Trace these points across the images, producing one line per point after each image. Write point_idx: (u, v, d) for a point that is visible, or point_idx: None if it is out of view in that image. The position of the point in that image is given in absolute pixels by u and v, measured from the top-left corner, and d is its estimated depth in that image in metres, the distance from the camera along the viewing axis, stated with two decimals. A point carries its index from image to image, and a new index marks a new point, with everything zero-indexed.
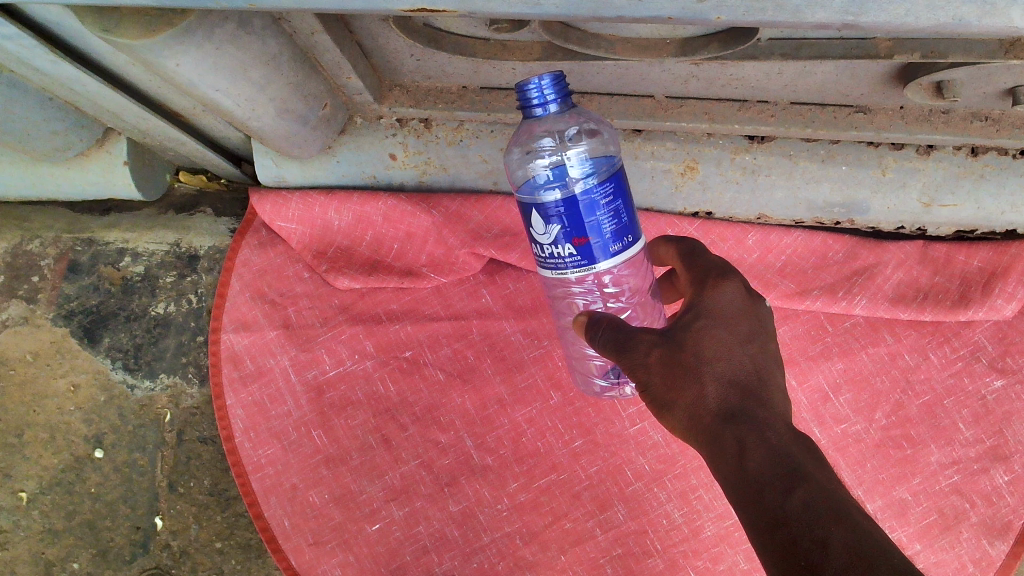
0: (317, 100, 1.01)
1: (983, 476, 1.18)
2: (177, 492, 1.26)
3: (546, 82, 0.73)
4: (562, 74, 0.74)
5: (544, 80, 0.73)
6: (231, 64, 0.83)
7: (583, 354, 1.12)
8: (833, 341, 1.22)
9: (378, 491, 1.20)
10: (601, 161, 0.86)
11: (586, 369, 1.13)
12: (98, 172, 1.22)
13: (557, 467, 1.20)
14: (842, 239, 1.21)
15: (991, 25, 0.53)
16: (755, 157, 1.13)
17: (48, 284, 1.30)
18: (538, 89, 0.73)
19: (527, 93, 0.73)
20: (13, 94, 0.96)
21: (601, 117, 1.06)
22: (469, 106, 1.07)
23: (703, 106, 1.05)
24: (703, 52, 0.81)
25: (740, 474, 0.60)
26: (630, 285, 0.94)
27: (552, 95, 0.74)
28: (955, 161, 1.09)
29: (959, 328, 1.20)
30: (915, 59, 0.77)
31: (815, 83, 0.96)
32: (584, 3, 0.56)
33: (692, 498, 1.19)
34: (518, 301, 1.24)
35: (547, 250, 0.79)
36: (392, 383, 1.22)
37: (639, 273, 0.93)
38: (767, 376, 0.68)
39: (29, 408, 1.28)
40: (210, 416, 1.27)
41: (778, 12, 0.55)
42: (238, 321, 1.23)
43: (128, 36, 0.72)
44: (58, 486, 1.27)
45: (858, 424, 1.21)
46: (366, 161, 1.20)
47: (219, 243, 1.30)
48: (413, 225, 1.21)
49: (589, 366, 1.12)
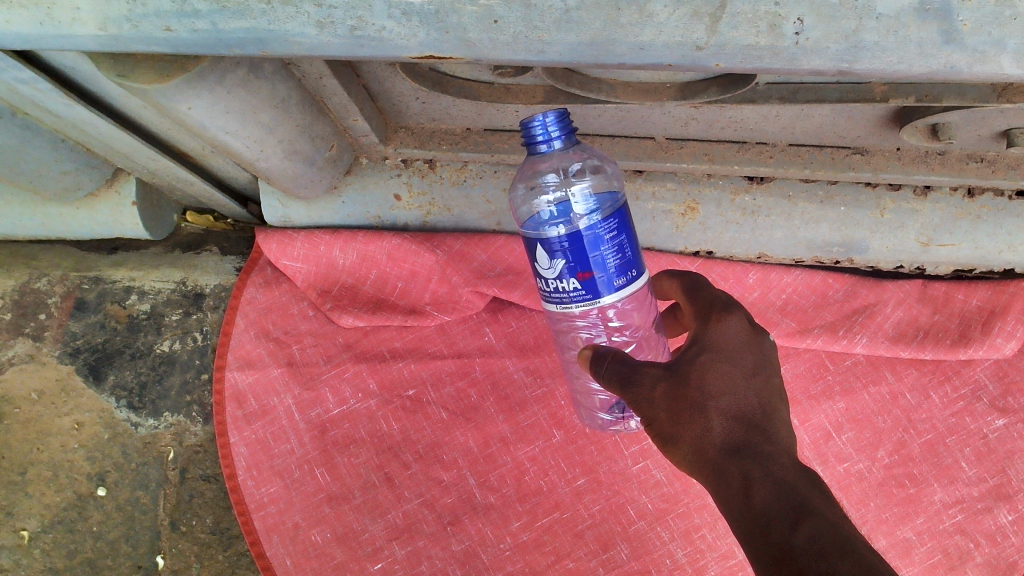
0: (324, 141, 1.03)
1: (988, 516, 1.17)
2: (179, 530, 1.26)
3: (550, 119, 0.75)
4: (566, 112, 0.76)
5: (548, 118, 0.74)
6: (242, 107, 0.85)
7: (587, 389, 1.13)
8: (834, 379, 1.23)
9: (380, 530, 1.19)
10: (604, 197, 0.88)
11: (591, 404, 1.13)
12: (106, 212, 1.24)
13: (559, 505, 1.20)
14: (841, 278, 1.22)
15: (982, 72, 0.55)
16: (755, 197, 1.15)
17: (54, 322, 1.31)
18: (543, 127, 0.75)
19: (531, 130, 0.75)
20: (27, 136, 0.97)
21: (604, 154, 1.08)
22: (472, 147, 1.09)
23: (703, 147, 1.07)
24: (702, 96, 0.83)
25: (747, 508, 0.61)
26: (635, 320, 0.95)
27: (556, 132, 0.75)
28: (953, 202, 1.11)
29: (959, 367, 1.20)
30: (910, 103, 0.78)
31: (812, 126, 0.97)
32: (587, 50, 0.58)
33: (695, 538, 1.19)
34: (521, 339, 1.25)
35: (552, 284, 0.80)
36: (395, 421, 1.22)
37: (643, 309, 0.95)
38: (771, 410, 0.68)
39: (32, 446, 1.28)
40: (213, 453, 1.27)
41: (775, 60, 0.57)
42: (242, 359, 1.24)
43: (142, 80, 0.74)
44: (60, 524, 1.27)
45: (861, 462, 1.21)
46: (371, 201, 1.22)
47: (225, 281, 1.31)
48: (416, 264, 1.23)
49: (593, 400, 1.12)
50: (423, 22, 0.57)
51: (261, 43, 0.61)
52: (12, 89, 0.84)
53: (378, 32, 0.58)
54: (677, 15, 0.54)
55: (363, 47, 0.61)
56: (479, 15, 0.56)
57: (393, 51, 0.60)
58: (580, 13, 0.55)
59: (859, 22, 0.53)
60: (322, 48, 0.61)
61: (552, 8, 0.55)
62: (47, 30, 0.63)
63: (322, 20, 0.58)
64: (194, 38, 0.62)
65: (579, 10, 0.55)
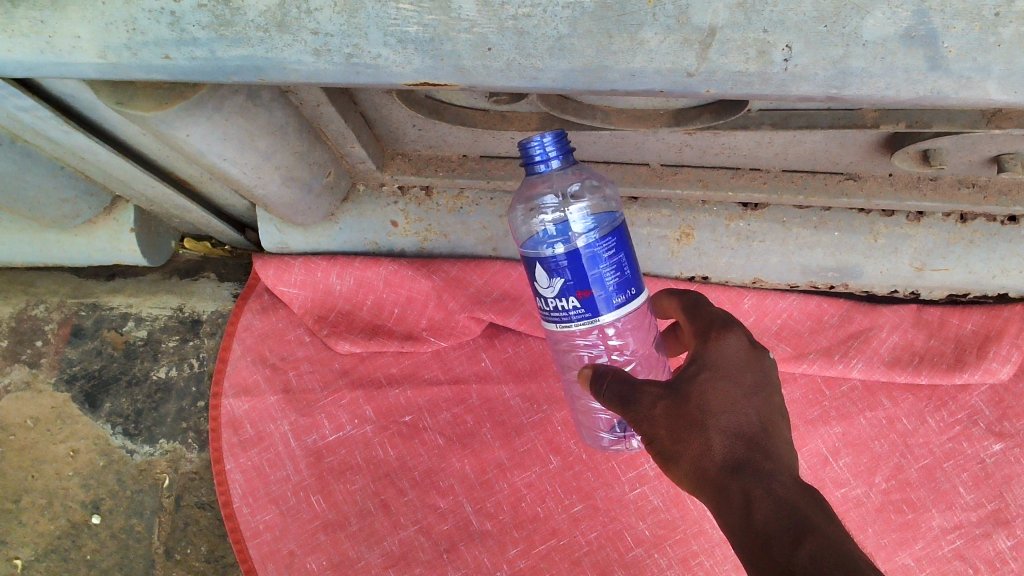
0: (322, 168, 1.04)
1: (986, 541, 1.16)
2: (174, 558, 1.25)
3: (548, 140, 0.75)
4: (564, 132, 0.76)
5: (546, 138, 0.75)
6: (239, 134, 0.86)
7: (588, 408, 1.12)
8: (830, 404, 1.23)
9: (376, 557, 1.18)
10: (603, 217, 0.88)
11: (593, 423, 1.13)
12: (105, 239, 1.24)
13: (556, 532, 1.19)
14: (836, 303, 1.23)
15: (968, 97, 0.56)
16: (749, 223, 1.16)
17: (51, 349, 1.31)
18: (541, 147, 0.76)
19: (529, 151, 0.76)
20: (26, 164, 0.98)
21: (600, 172, 1.08)
22: (469, 173, 1.11)
23: (697, 174, 1.08)
24: (696, 122, 0.84)
25: (748, 526, 0.61)
26: (634, 338, 0.95)
27: (554, 152, 0.76)
28: (945, 227, 1.12)
29: (955, 392, 1.21)
30: (900, 129, 0.80)
31: (805, 151, 0.98)
32: (579, 77, 0.59)
33: (693, 565, 1.18)
34: (518, 364, 1.25)
35: (551, 302, 0.81)
36: (392, 447, 1.22)
37: (642, 329, 0.96)
38: (773, 429, 0.68)
39: (27, 473, 1.28)
40: (209, 481, 1.27)
41: (765, 86, 0.57)
42: (239, 386, 1.24)
43: (141, 108, 0.74)
44: (53, 553, 1.26)
45: (859, 488, 1.20)
46: (368, 228, 1.22)
47: (222, 307, 1.32)
48: (413, 290, 1.23)
49: (595, 420, 1.11)
50: (418, 49, 0.58)
51: (259, 71, 0.62)
52: (12, 117, 0.85)
53: (373, 59, 0.59)
54: (669, 41, 0.55)
55: (358, 75, 0.61)
56: (473, 42, 0.57)
57: (388, 78, 0.61)
58: (572, 41, 0.56)
59: (847, 48, 0.54)
60: (318, 75, 0.62)
61: (545, 35, 0.56)
62: (48, 58, 0.64)
63: (319, 48, 0.59)
64: (192, 66, 0.62)
65: (571, 37, 0.56)
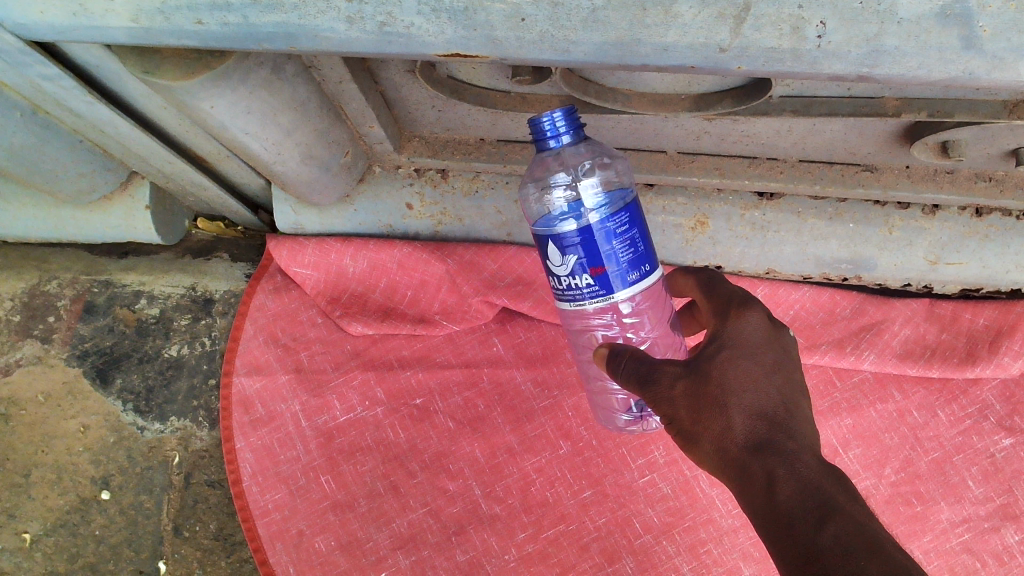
0: (340, 146, 1.04)
1: (994, 535, 1.16)
2: (182, 536, 1.25)
3: (558, 115, 0.75)
4: (573, 107, 0.76)
5: (556, 114, 0.75)
6: (262, 108, 0.86)
7: (604, 389, 1.12)
8: (842, 396, 1.23)
9: (384, 539, 1.18)
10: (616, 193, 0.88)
11: (608, 404, 1.13)
12: (120, 215, 1.25)
13: (566, 517, 1.19)
14: (849, 295, 1.24)
15: (1000, 79, 0.56)
16: (764, 213, 1.16)
17: (63, 325, 1.32)
18: (551, 123, 0.75)
19: (540, 126, 0.76)
20: (46, 136, 0.98)
21: (616, 150, 1.08)
22: (486, 157, 1.11)
23: (715, 162, 1.08)
24: (717, 107, 0.85)
25: (771, 507, 0.62)
26: (649, 318, 0.94)
27: (564, 128, 0.76)
28: (960, 221, 1.12)
29: (967, 386, 1.21)
30: (922, 117, 0.81)
31: (824, 141, 0.99)
32: (611, 51, 0.59)
33: (701, 552, 1.18)
34: (530, 350, 1.25)
35: (564, 281, 0.81)
36: (402, 430, 1.22)
37: (658, 307, 0.93)
38: (794, 407, 0.68)
39: (38, 448, 1.28)
40: (219, 459, 1.26)
41: (797, 63, 0.58)
42: (251, 365, 1.24)
43: (168, 77, 0.75)
44: (61, 528, 1.26)
45: (868, 480, 1.20)
46: (383, 210, 1.23)
47: (234, 287, 1.32)
48: (426, 273, 1.24)
49: (611, 400, 1.12)
50: (451, 19, 0.58)
51: (291, 38, 0.62)
52: (36, 85, 0.85)
53: (406, 28, 0.59)
54: (703, 16, 0.55)
55: (390, 44, 0.61)
56: (508, 13, 0.57)
57: (420, 48, 0.61)
58: (606, 13, 0.56)
59: (881, 25, 0.54)
60: (349, 43, 0.62)
61: (579, 7, 0.56)
62: (80, 21, 0.64)
63: (353, 15, 0.59)
64: (224, 32, 0.63)
65: (605, 9, 0.56)
